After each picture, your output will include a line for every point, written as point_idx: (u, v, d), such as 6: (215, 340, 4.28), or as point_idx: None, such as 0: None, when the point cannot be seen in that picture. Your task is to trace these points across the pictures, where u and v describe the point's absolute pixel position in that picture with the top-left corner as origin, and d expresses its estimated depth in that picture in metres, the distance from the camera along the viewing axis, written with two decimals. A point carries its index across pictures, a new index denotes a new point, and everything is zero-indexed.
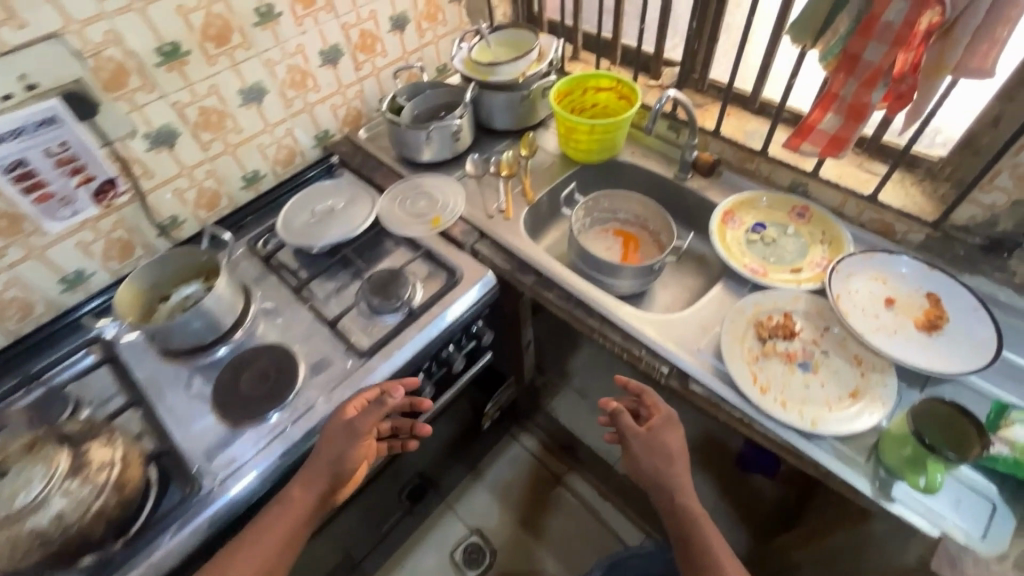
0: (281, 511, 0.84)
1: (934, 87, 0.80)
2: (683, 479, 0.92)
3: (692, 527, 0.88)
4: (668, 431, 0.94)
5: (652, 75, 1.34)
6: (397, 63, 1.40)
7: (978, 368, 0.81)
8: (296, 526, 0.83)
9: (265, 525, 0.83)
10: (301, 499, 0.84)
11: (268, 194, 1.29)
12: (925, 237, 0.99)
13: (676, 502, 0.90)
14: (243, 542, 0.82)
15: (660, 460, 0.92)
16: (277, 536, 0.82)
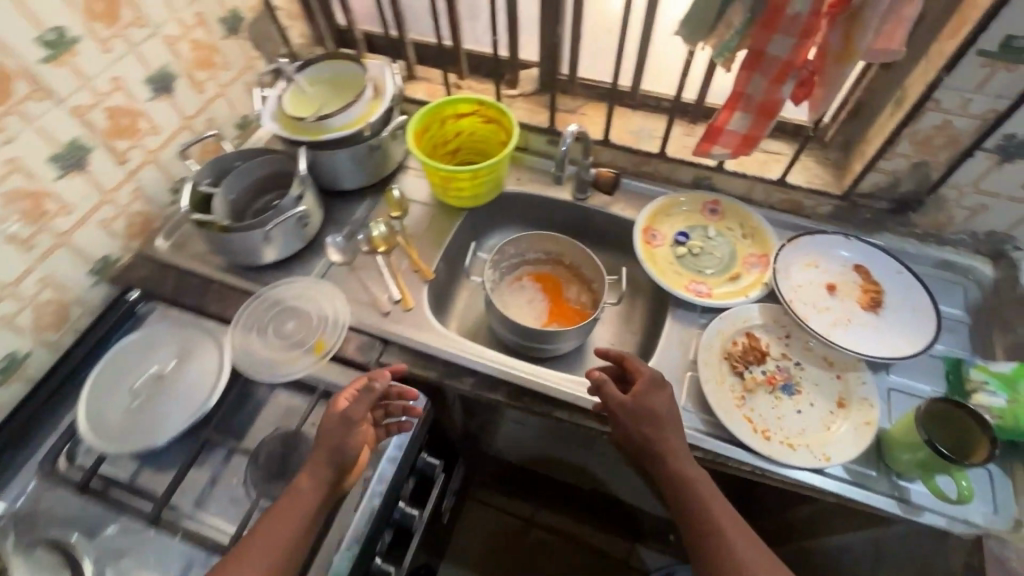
0: (273, 523, 0.66)
1: (842, 74, 0.74)
2: (683, 451, 0.73)
3: (703, 511, 0.69)
4: (655, 394, 0.76)
5: (510, 83, 1.15)
6: (178, 136, 1.03)
7: (934, 338, 0.84)
8: (293, 540, 0.66)
9: (250, 547, 0.65)
10: (299, 497, 0.68)
11: (47, 377, 0.89)
12: (833, 208, 0.98)
13: (680, 478, 0.72)
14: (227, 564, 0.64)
15: (648, 429, 0.74)
16: (271, 556, 0.64)
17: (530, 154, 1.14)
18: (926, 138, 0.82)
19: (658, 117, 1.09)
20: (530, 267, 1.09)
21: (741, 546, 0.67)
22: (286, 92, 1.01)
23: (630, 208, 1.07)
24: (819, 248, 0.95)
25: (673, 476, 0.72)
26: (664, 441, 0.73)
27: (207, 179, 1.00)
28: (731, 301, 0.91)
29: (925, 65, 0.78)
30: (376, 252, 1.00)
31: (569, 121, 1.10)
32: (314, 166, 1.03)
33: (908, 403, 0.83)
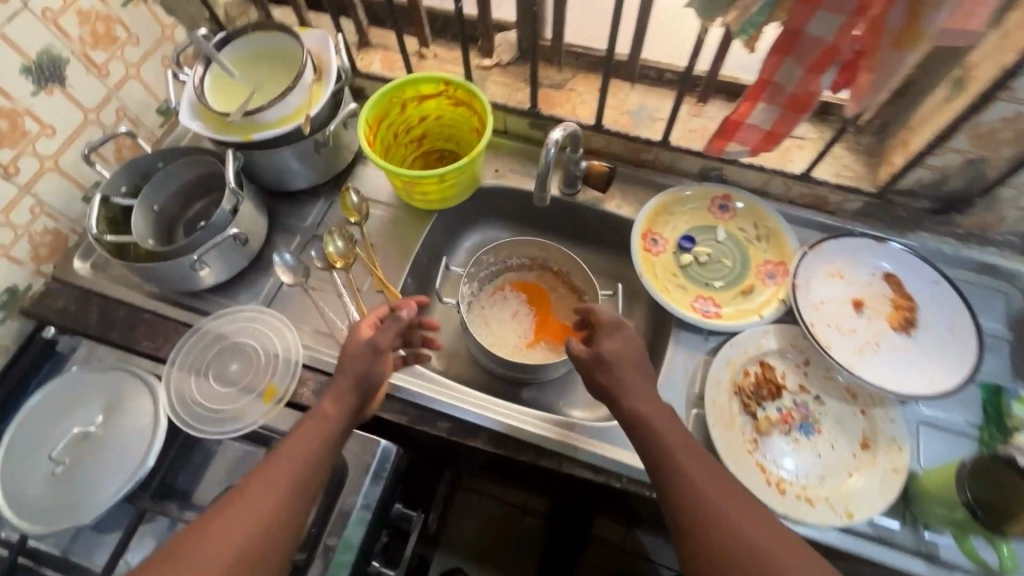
0: (285, 455, 0.63)
1: (901, 61, 0.57)
2: (658, 411, 0.62)
3: (691, 481, 0.57)
4: (613, 340, 0.68)
5: (484, 52, 0.95)
6: (81, 134, 0.85)
7: (976, 364, 0.72)
8: (298, 477, 0.62)
9: (252, 486, 0.60)
10: (312, 430, 0.65)
11: None
12: (863, 204, 0.84)
13: (657, 443, 0.60)
14: (228, 503, 0.59)
15: (615, 390, 0.64)
16: (274, 494, 0.60)
17: (510, 139, 0.98)
18: (989, 132, 0.68)
19: (660, 93, 0.91)
20: (513, 274, 0.96)
21: (742, 521, 0.53)
22: (205, 75, 0.83)
23: (626, 205, 0.92)
24: (845, 255, 0.82)
25: (650, 444, 0.60)
26: (634, 401, 0.63)
27: (122, 187, 0.84)
28: (744, 323, 0.79)
29: (1003, 42, 0.61)
30: (332, 269, 0.86)
31: (554, 100, 0.92)
32: (254, 165, 0.87)
33: (939, 439, 0.74)
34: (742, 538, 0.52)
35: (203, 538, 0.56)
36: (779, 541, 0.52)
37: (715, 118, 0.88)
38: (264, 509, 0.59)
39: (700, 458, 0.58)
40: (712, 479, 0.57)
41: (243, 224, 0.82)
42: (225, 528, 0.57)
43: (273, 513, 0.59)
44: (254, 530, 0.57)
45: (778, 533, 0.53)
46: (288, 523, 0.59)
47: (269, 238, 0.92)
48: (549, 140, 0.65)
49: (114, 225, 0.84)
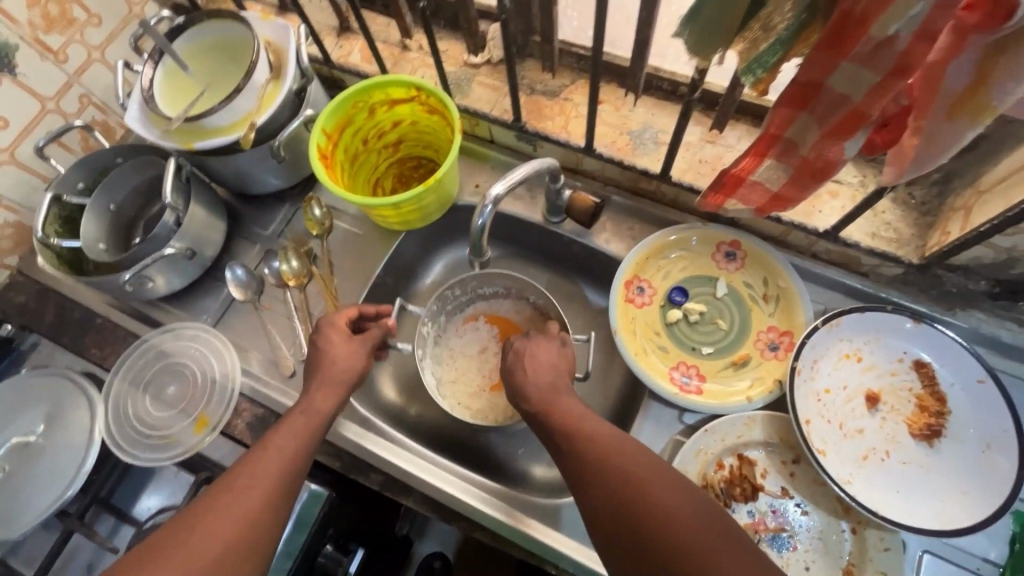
0: (274, 447, 0.58)
1: (960, 136, 0.42)
2: (570, 404, 0.60)
3: (601, 467, 0.52)
4: (534, 348, 0.66)
5: (471, 47, 0.82)
6: (40, 124, 0.81)
7: (1010, 499, 0.58)
8: (286, 470, 0.57)
9: (240, 479, 0.56)
10: (303, 426, 0.61)
11: None
12: (902, 273, 0.68)
13: (568, 436, 0.56)
14: (216, 496, 0.54)
15: (526, 387, 0.63)
16: (263, 486, 0.55)
17: (495, 150, 0.86)
18: None
19: (671, 110, 0.76)
20: (486, 303, 0.84)
21: (653, 495, 0.48)
22: (156, 70, 0.75)
23: (615, 240, 0.79)
24: (867, 334, 0.68)
25: (562, 435, 0.57)
26: (546, 395, 0.61)
27: (79, 183, 0.81)
28: (727, 406, 0.67)
29: None
30: (286, 288, 0.80)
31: (545, 111, 0.79)
32: (209, 169, 0.80)
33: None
34: (658, 516, 0.47)
35: (191, 534, 0.51)
36: (698, 515, 0.47)
37: (732, 149, 0.73)
38: (251, 502, 0.54)
39: (611, 439, 0.55)
40: (622, 459, 0.52)
41: (191, 236, 0.77)
42: (215, 522, 0.52)
43: (262, 505, 0.54)
44: (242, 522, 0.53)
45: (693, 503, 0.48)
46: (274, 521, 0.55)
47: (229, 244, 0.86)
48: (487, 195, 0.58)
49: (70, 222, 0.81)
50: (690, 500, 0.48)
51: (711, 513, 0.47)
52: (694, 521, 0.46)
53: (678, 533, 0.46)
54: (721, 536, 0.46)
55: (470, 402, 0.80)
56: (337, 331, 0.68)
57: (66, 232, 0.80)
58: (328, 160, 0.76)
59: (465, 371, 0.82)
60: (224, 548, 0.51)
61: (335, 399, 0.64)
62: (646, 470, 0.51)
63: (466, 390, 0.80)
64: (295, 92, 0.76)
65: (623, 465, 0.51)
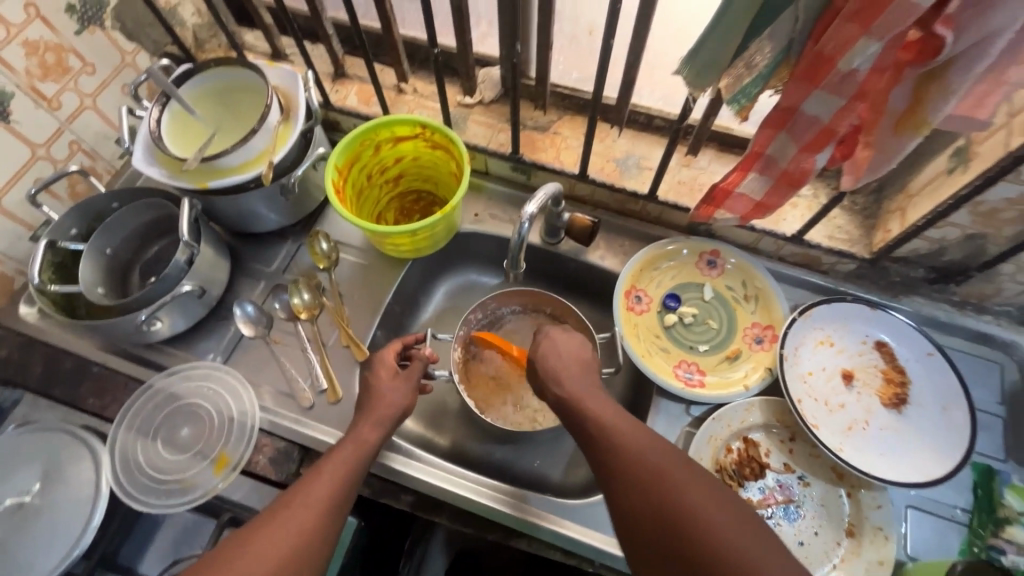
0: (326, 471, 0.60)
1: (903, 147, 0.54)
2: (595, 394, 0.62)
3: (626, 457, 0.54)
4: (552, 339, 0.69)
5: (465, 89, 0.90)
6: (29, 171, 0.79)
7: (968, 449, 0.68)
8: (335, 493, 0.58)
9: (294, 499, 0.57)
10: (352, 453, 0.62)
11: None
12: (855, 267, 0.80)
13: (593, 425, 0.58)
14: (267, 518, 0.55)
15: (552, 380, 0.65)
16: (316, 506, 0.56)
17: (491, 181, 0.93)
18: (991, 211, 0.64)
19: (649, 139, 0.86)
20: (507, 324, 0.90)
21: (679, 487, 0.50)
22: (163, 115, 0.77)
23: (610, 256, 0.87)
24: (835, 321, 0.78)
25: (587, 426, 0.59)
26: (571, 386, 0.63)
27: (73, 229, 0.79)
28: (729, 395, 0.75)
29: (1010, 121, 0.57)
30: (297, 321, 0.81)
31: (538, 144, 0.88)
32: (214, 208, 0.81)
33: (929, 526, 0.70)
34: (686, 506, 0.49)
35: (243, 552, 0.51)
36: (720, 504, 0.49)
37: (705, 170, 0.84)
38: (302, 522, 0.55)
39: (634, 430, 0.56)
40: (645, 450, 0.54)
41: (200, 275, 0.77)
42: (271, 538, 0.53)
43: (313, 526, 0.55)
44: (294, 544, 0.53)
45: (715, 493, 0.50)
46: (324, 543, 0.55)
47: (232, 283, 0.86)
48: (523, 213, 0.65)
49: (62, 269, 0.79)
50: (712, 490, 0.50)
51: (733, 505, 0.49)
52: (717, 512, 0.48)
53: (704, 524, 0.47)
54: (743, 524, 0.47)
55: (510, 417, 0.83)
56: (386, 368, 0.71)
57: (59, 279, 0.78)
58: (340, 194, 0.80)
59: (495, 387, 0.86)
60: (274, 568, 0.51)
61: (379, 429, 0.66)
62: (670, 463, 0.52)
63: (501, 407, 0.84)
64: (303, 133, 0.80)
65: (648, 457, 0.53)
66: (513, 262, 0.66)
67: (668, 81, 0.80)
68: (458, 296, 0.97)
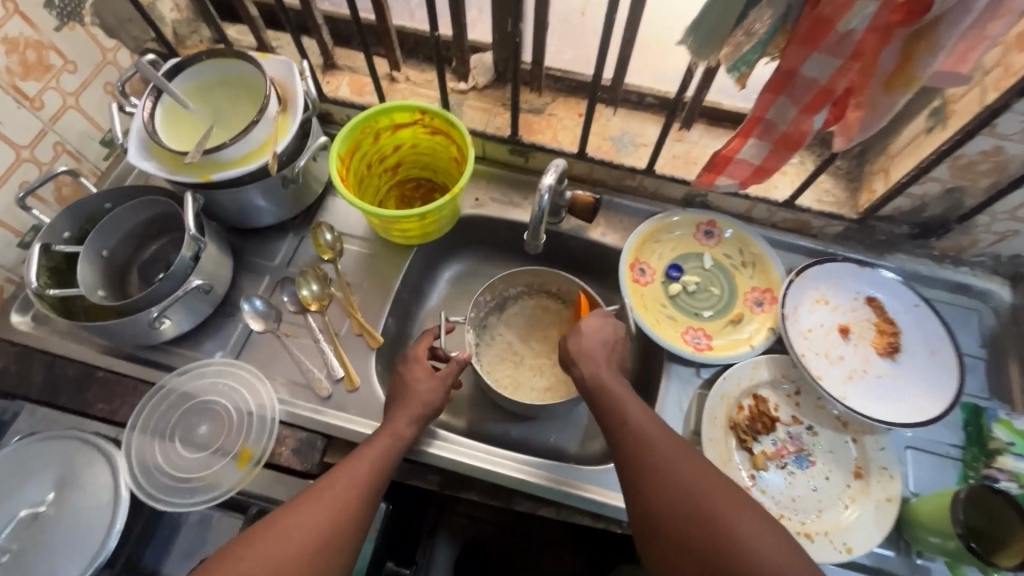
0: (363, 458, 0.63)
1: (894, 103, 0.57)
2: (641, 408, 0.65)
3: (673, 488, 0.58)
4: (588, 345, 0.70)
5: (459, 75, 0.91)
6: (15, 174, 0.77)
7: (959, 388, 0.73)
8: (373, 482, 0.62)
9: (334, 482, 0.61)
10: (387, 445, 0.65)
11: None
12: (843, 229, 0.85)
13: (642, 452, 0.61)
14: (308, 495, 0.60)
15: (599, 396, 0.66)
16: (354, 491, 0.61)
17: (489, 166, 0.94)
18: (969, 164, 0.69)
19: (642, 117, 0.89)
20: (515, 305, 0.91)
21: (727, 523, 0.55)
22: (156, 109, 0.76)
23: (611, 232, 0.89)
24: (829, 280, 0.83)
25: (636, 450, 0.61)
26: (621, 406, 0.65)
27: (66, 232, 0.77)
28: (737, 355, 0.78)
29: (983, 78, 0.62)
30: (307, 313, 0.81)
31: (534, 126, 0.89)
32: (214, 203, 0.80)
33: (927, 463, 0.75)
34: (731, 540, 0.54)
35: (284, 523, 0.57)
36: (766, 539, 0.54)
37: (698, 144, 0.87)
38: (336, 507, 0.59)
39: (682, 461, 0.60)
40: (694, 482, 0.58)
41: (205, 271, 0.75)
42: (310, 516, 0.58)
43: (347, 510, 0.59)
44: (329, 526, 0.58)
45: (761, 528, 0.55)
46: (357, 525, 0.60)
47: (235, 279, 0.85)
48: (541, 186, 0.67)
49: (58, 274, 0.77)
50: (755, 524, 0.55)
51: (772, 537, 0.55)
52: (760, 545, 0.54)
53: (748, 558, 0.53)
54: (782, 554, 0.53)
55: (526, 392, 0.85)
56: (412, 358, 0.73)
57: (55, 284, 0.76)
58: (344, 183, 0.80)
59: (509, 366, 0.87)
60: (309, 547, 0.56)
61: (415, 425, 0.68)
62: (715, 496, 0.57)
63: (517, 385, 0.85)
64: (302, 124, 0.79)
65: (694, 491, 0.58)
66: (534, 235, 0.68)
67: (660, 58, 0.83)
68: (462, 283, 0.98)
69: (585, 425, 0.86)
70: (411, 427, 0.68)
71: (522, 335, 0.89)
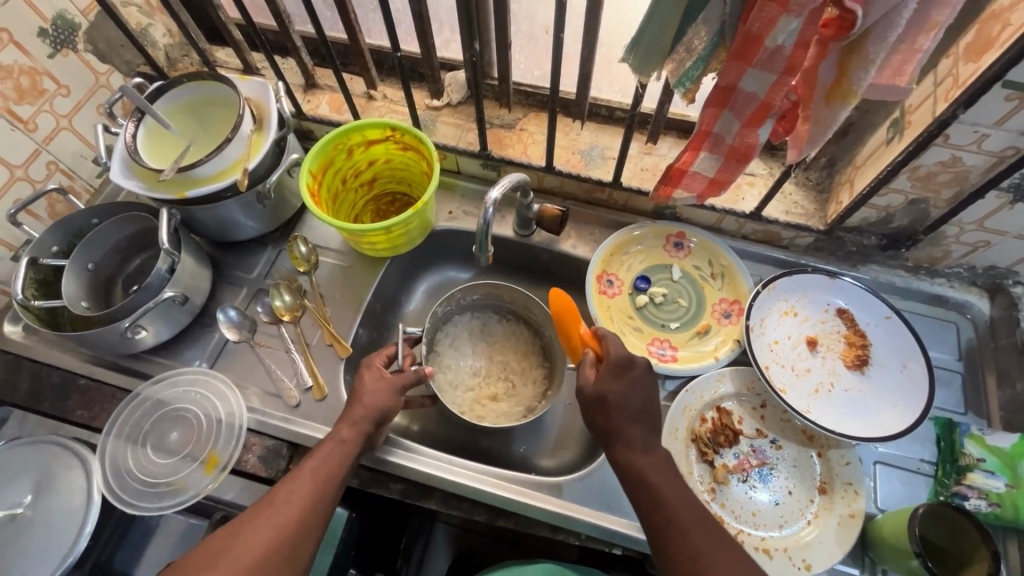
0: (309, 470, 0.62)
1: (837, 116, 0.57)
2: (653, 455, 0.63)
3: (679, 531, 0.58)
4: (615, 381, 0.65)
5: (432, 92, 0.93)
6: (9, 192, 0.81)
7: (928, 402, 0.72)
8: (320, 493, 0.61)
9: (277, 497, 0.60)
10: (331, 450, 0.64)
11: None
12: (813, 240, 0.84)
13: (653, 493, 0.60)
14: (248, 514, 0.59)
15: (625, 442, 0.62)
16: (299, 503, 0.60)
17: (464, 178, 0.96)
18: (928, 175, 0.68)
19: (611, 131, 0.90)
20: (472, 315, 0.93)
21: None
22: (138, 130, 0.80)
23: (581, 244, 0.90)
24: (798, 292, 0.82)
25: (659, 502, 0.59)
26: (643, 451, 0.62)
27: (53, 246, 0.81)
28: (701, 366, 0.78)
29: (936, 88, 0.62)
30: (280, 323, 0.84)
31: (505, 141, 0.91)
32: (194, 219, 0.83)
33: (897, 480, 0.73)
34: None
35: (222, 544, 0.56)
36: None
37: (666, 157, 0.87)
38: (280, 524, 0.58)
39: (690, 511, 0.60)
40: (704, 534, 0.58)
41: (180, 285, 0.79)
42: (251, 537, 0.57)
43: (292, 526, 0.58)
44: (272, 545, 0.56)
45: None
46: (303, 542, 0.58)
47: (215, 291, 0.88)
48: (486, 199, 0.70)
49: (46, 285, 0.81)
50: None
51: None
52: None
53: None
54: None
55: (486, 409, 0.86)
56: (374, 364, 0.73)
57: (43, 295, 0.80)
58: (316, 198, 0.83)
59: (470, 376, 0.89)
60: (251, 567, 0.55)
61: (372, 425, 0.67)
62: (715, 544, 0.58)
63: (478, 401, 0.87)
64: (276, 142, 0.82)
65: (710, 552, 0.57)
66: (482, 246, 0.70)
67: (623, 73, 0.84)
68: (439, 294, 0.99)
69: (552, 438, 0.86)
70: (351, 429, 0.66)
71: (482, 346, 0.92)
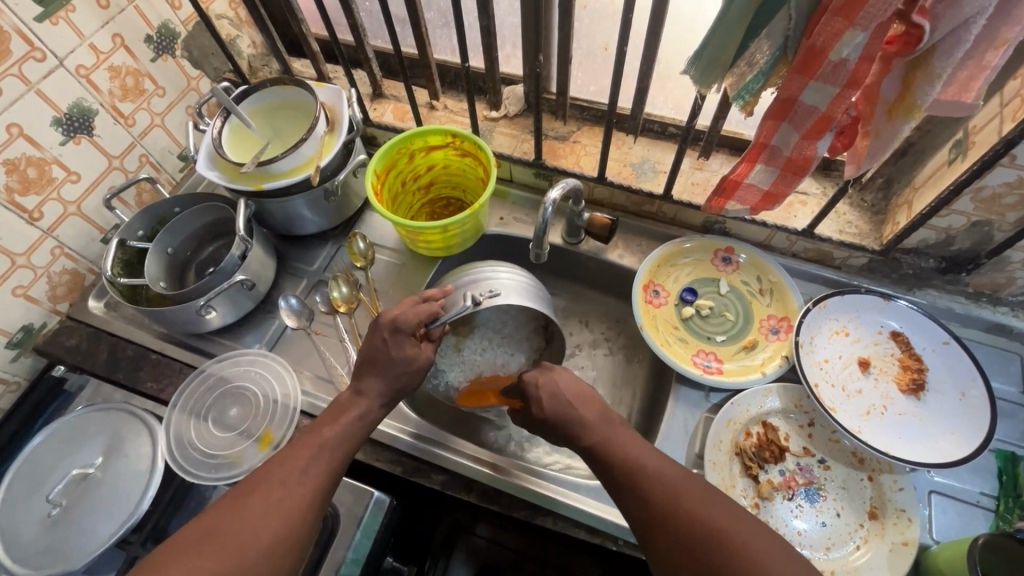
0: (321, 443, 0.61)
1: (898, 131, 0.58)
2: (623, 432, 0.62)
3: (659, 495, 0.55)
4: (551, 377, 0.66)
5: (491, 104, 0.98)
6: (105, 180, 0.89)
7: (989, 433, 0.69)
8: (331, 474, 0.60)
9: (285, 478, 0.57)
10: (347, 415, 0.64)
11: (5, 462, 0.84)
12: (867, 260, 0.83)
13: (624, 465, 0.59)
14: (253, 490, 0.56)
15: (578, 425, 0.63)
16: (310, 487, 0.58)
17: (516, 186, 1.00)
18: (993, 197, 0.67)
19: (663, 145, 0.92)
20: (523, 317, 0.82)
21: (720, 532, 0.51)
22: (223, 127, 0.86)
23: (628, 255, 0.92)
24: (850, 311, 0.80)
25: (625, 471, 0.58)
26: (599, 429, 0.62)
27: (139, 231, 0.88)
28: (747, 380, 0.78)
29: (1003, 109, 0.61)
30: (336, 313, 0.88)
31: (559, 151, 0.94)
32: (265, 212, 0.89)
33: (953, 510, 0.70)
34: (717, 541, 0.50)
35: (227, 526, 0.53)
36: (758, 533, 0.51)
37: (717, 172, 0.89)
38: (293, 507, 0.56)
39: (673, 473, 0.57)
40: (688, 493, 0.55)
41: (250, 270, 0.84)
42: (258, 522, 0.54)
43: (302, 511, 0.56)
44: (282, 531, 0.54)
45: (763, 537, 0.51)
46: (310, 528, 0.56)
47: (277, 280, 0.94)
48: (546, 199, 0.73)
49: (130, 265, 0.88)
50: (745, 523, 0.52)
51: (770, 532, 0.51)
52: (763, 543, 0.50)
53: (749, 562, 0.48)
54: (771, 544, 0.50)
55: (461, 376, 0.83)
56: None
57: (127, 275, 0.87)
58: (377, 196, 0.87)
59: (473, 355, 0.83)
60: (259, 554, 0.52)
61: None
62: (702, 499, 0.54)
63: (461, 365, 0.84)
64: (345, 144, 0.88)
65: (690, 502, 0.54)
66: (538, 243, 0.73)
67: (680, 90, 0.86)
68: None
69: None
70: (374, 396, 0.66)
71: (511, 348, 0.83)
